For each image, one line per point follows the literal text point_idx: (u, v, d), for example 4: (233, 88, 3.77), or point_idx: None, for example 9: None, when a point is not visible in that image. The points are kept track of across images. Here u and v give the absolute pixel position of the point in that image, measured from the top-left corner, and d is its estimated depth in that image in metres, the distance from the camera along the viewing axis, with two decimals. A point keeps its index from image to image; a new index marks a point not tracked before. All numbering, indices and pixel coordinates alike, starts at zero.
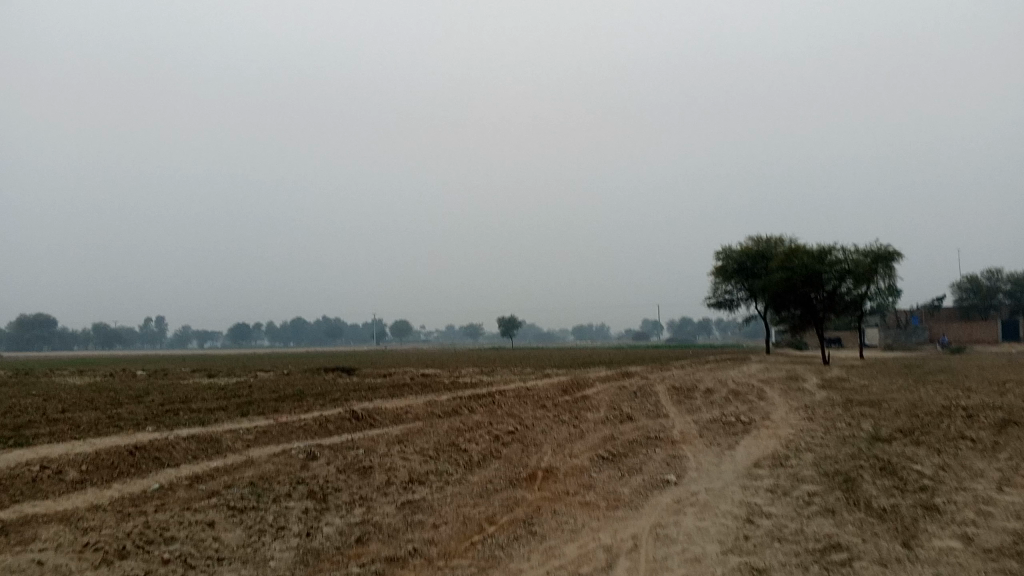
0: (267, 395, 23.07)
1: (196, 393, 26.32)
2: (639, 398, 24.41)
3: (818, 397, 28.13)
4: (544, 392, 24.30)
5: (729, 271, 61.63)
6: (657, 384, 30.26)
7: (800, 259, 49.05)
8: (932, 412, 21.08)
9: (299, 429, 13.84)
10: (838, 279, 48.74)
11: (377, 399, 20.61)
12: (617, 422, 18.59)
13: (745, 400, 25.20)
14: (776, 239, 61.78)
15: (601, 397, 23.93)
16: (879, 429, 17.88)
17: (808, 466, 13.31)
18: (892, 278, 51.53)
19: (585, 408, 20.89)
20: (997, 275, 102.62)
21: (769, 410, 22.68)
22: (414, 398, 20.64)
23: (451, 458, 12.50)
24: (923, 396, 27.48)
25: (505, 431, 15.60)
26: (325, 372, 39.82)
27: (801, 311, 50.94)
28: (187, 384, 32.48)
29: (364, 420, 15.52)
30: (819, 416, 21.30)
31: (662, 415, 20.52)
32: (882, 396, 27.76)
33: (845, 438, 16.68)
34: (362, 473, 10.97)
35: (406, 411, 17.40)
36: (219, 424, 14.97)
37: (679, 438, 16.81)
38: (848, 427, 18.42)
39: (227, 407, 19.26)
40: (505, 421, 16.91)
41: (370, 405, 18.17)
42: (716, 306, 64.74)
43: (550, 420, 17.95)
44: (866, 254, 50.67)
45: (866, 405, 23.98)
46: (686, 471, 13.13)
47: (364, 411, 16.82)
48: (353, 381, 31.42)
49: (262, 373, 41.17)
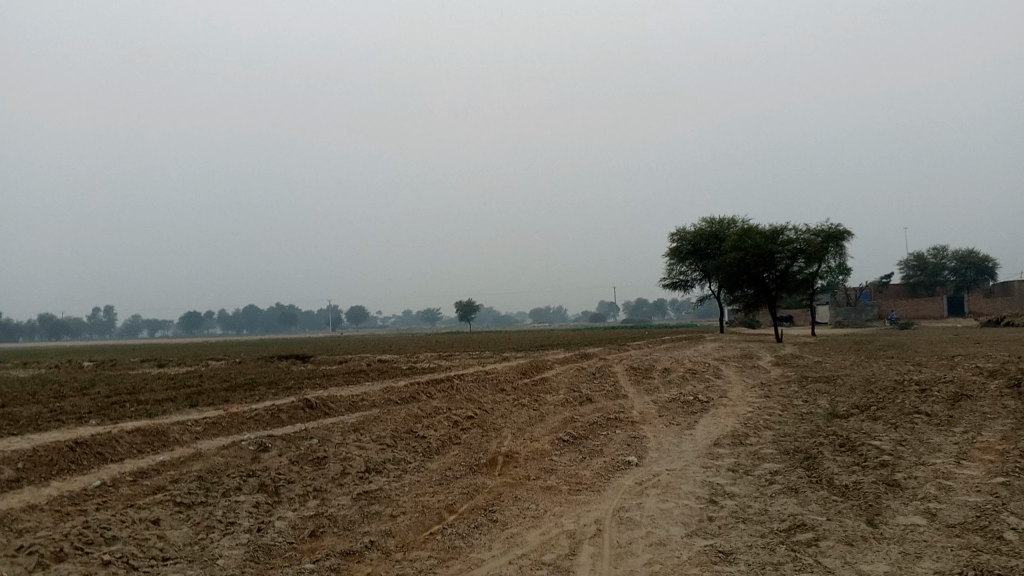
0: (217, 385, 22.49)
1: (144, 384, 25.57)
2: (598, 380, 24.31)
3: (774, 375, 28.35)
4: (502, 375, 24.07)
5: (683, 252, 62.01)
6: (615, 365, 30.23)
7: (753, 238, 49.46)
8: (885, 387, 21.30)
9: (250, 420, 13.40)
10: (790, 258, 49.25)
11: (332, 387, 20.17)
12: (577, 404, 18.44)
13: (702, 379, 25.27)
14: (729, 219, 62.29)
15: (559, 379, 23.80)
16: (835, 406, 18.00)
17: (768, 444, 13.27)
18: (841, 256, 52.32)
19: (544, 391, 20.71)
20: (943, 252, 105.15)
21: (726, 389, 22.75)
22: (369, 384, 20.26)
23: (408, 446, 12.19)
24: (876, 371, 27.85)
25: (464, 416, 15.33)
26: (279, 360, 39.13)
27: (755, 290, 51.42)
28: (136, 375, 31.60)
29: (319, 409, 15.13)
30: (776, 393, 21.40)
31: (621, 396, 20.42)
32: (836, 372, 28.07)
33: (803, 415, 16.75)
34: (315, 463, 10.62)
35: (362, 398, 17.04)
36: (166, 416, 14.43)
37: (639, 419, 16.70)
38: (806, 404, 18.49)
39: (176, 397, 18.69)
40: (464, 406, 16.64)
41: (325, 393, 17.74)
42: (671, 286, 65.16)
43: (508, 404, 17.73)
44: (817, 233, 51.30)
45: (822, 382, 24.19)
46: (647, 453, 13.00)
47: (318, 399, 16.39)
48: (308, 368, 30.89)
49: (214, 363, 40.34)
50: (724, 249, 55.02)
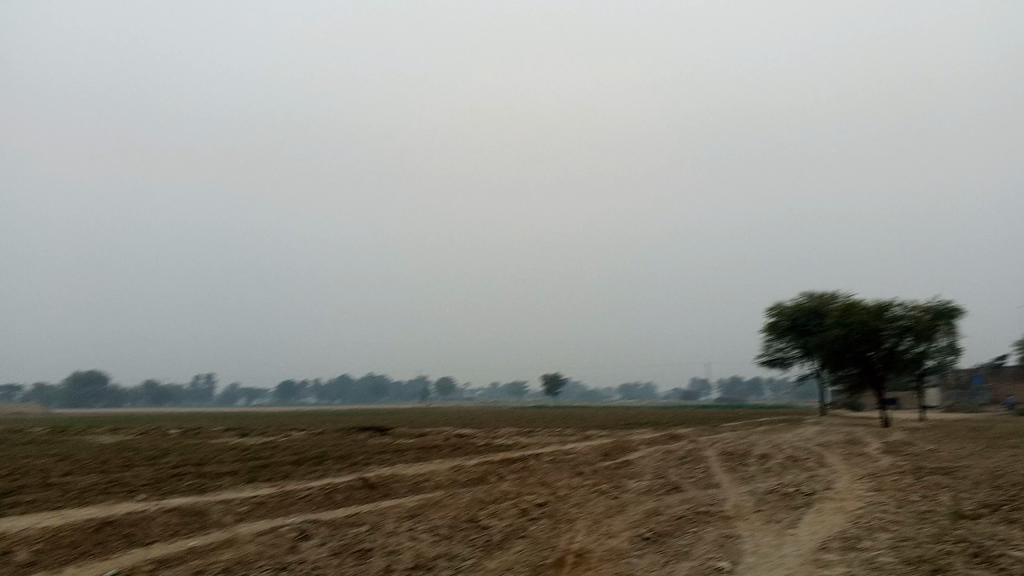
0: (287, 458, 21.63)
1: (216, 455, 25.07)
2: (686, 464, 22.46)
3: (884, 464, 25.77)
4: (583, 456, 22.51)
5: (780, 327, 59.26)
6: (706, 448, 28.16)
7: (856, 314, 46.69)
8: (1017, 483, 18.75)
9: (301, 501, 12.42)
10: (896, 336, 46.16)
11: (399, 464, 19.03)
12: (662, 493, 16.78)
13: (803, 467, 23.07)
14: (830, 294, 59.41)
15: (645, 463, 22.03)
16: (961, 504, 15.73)
17: (885, 551, 11.38)
18: (952, 334, 48.88)
19: (626, 477, 19.07)
20: None
21: (831, 480, 20.56)
22: (440, 463, 19.06)
23: (466, 538, 10.88)
24: (1001, 463, 25.00)
25: (535, 503, 13.97)
26: (357, 433, 38.42)
27: (858, 370, 48.26)
28: (212, 445, 31.22)
29: (378, 489, 14.05)
30: (890, 487, 19.14)
31: (712, 485, 18.63)
32: (955, 463, 25.30)
33: (923, 515, 14.67)
34: (358, 557, 9.45)
35: (428, 478, 15.86)
36: (218, 493, 13.59)
37: (732, 513, 14.93)
38: (924, 501, 16.34)
39: (238, 472, 17.88)
40: (536, 491, 15.25)
41: (390, 471, 16.63)
42: (768, 364, 62.16)
43: (586, 490, 16.22)
44: (925, 309, 48.17)
45: (941, 474, 21.67)
46: (741, 557, 11.29)
47: (380, 478, 15.29)
48: (383, 442, 29.96)
49: (295, 433, 40.04)
50: (825, 326, 52.16)
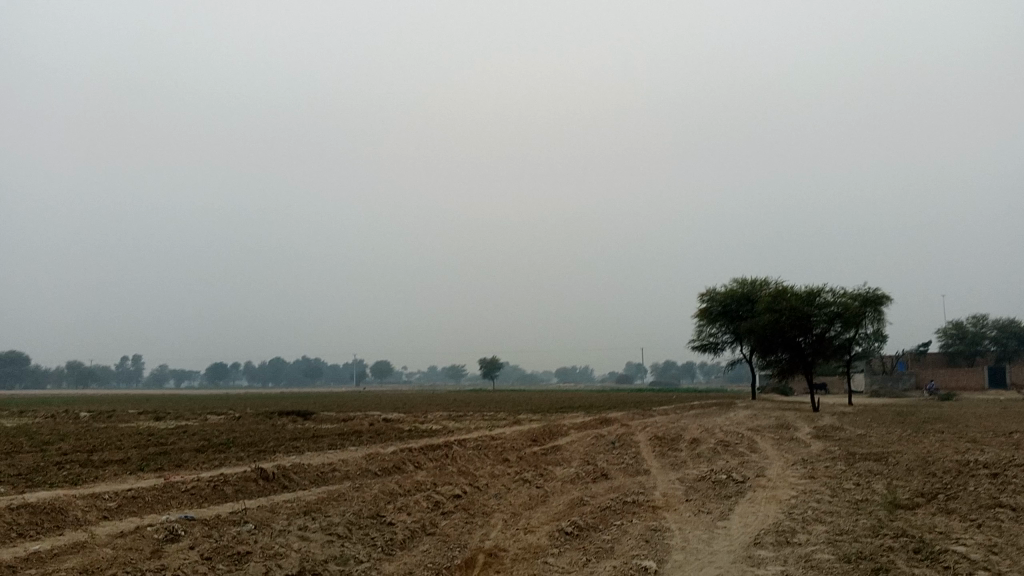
0: (190, 445, 19.97)
1: (116, 440, 23.17)
2: (615, 450, 21.59)
3: (816, 449, 25.39)
4: (509, 442, 21.45)
5: (712, 313, 59.35)
6: (637, 433, 27.36)
7: (787, 300, 46.87)
8: (949, 470, 18.34)
9: (182, 498, 11.06)
10: (826, 322, 46.38)
11: (309, 451, 17.67)
12: (588, 481, 15.83)
13: (735, 453, 22.45)
14: (762, 280, 59.71)
15: (574, 449, 21.10)
16: (896, 493, 15.13)
17: (822, 546, 10.57)
18: (880, 321, 49.43)
19: (552, 463, 18.06)
20: (982, 320, 102.02)
21: (763, 466, 19.91)
22: (354, 450, 17.75)
23: (365, 537, 9.68)
24: (929, 448, 24.83)
25: (451, 494, 12.88)
26: (280, 416, 36.51)
27: (788, 355, 48.39)
28: (117, 429, 29.11)
29: (276, 482, 12.81)
30: (822, 474, 18.60)
31: (642, 472, 17.76)
32: (885, 449, 25.02)
33: (857, 504, 14.03)
34: (232, 563, 8.23)
35: (336, 468, 14.60)
36: (93, 485, 12.15)
37: (661, 503, 14.04)
38: (859, 489, 15.73)
39: (126, 460, 16.20)
40: (453, 481, 14.13)
41: (296, 460, 15.30)
42: (700, 348, 62.22)
43: (508, 479, 15.17)
44: (854, 296, 48.61)
45: (873, 461, 21.31)
46: (669, 554, 10.33)
47: (282, 467, 13.98)
48: (302, 428, 28.34)
49: (211, 417, 38.16)
50: (757, 312, 52.22)
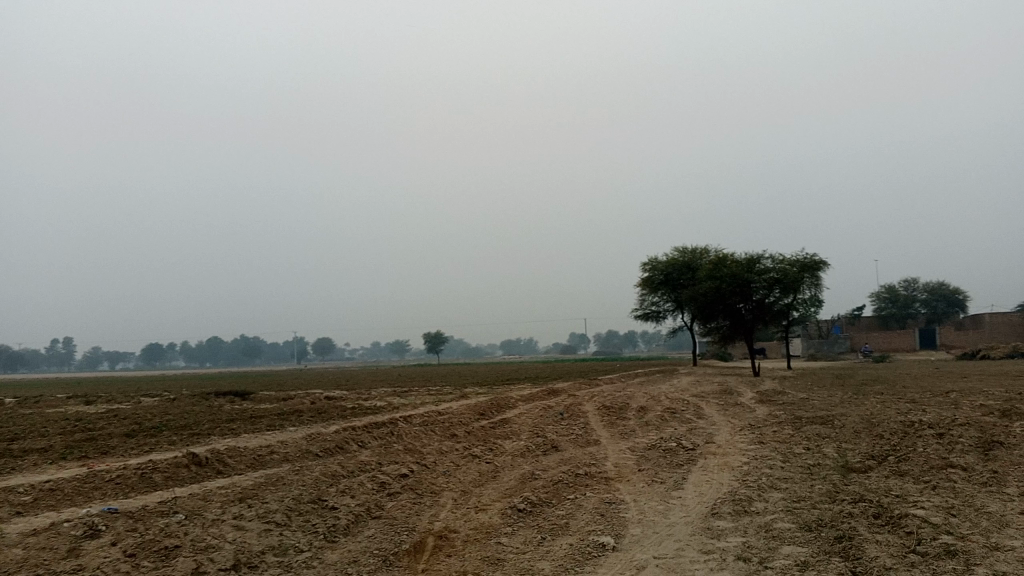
0: (118, 430, 18.94)
1: (40, 427, 21.97)
2: (564, 421, 21.24)
3: (761, 414, 25.45)
4: (456, 416, 20.93)
5: (655, 282, 59.56)
6: (584, 403, 27.13)
7: (728, 267, 47.18)
8: (895, 431, 18.43)
9: (106, 488, 10.27)
10: (765, 288, 46.80)
11: (246, 433, 16.86)
12: (538, 454, 15.43)
13: (683, 420, 22.33)
14: (703, 248, 60.09)
15: (522, 421, 20.70)
16: (847, 456, 15.04)
17: (781, 514, 10.30)
18: (817, 287, 50.12)
19: (501, 437, 17.60)
20: (913, 284, 105.01)
21: (711, 433, 19.79)
22: (294, 430, 17.00)
23: (306, 524, 9.07)
24: (872, 410, 25.10)
25: (396, 473, 12.33)
26: (217, 397, 35.32)
27: (729, 322, 48.78)
28: (43, 415, 27.72)
29: (209, 468, 12.06)
30: (771, 439, 18.55)
31: (592, 442, 17.43)
32: (829, 412, 25.22)
33: (810, 469, 13.89)
34: (160, 560, 7.56)
35: (275, 450, 13.88)
36: (7, 477, 11.25)
37: (614, 475, 13.69)
38: (810, 454, 15.62)
39: (46, 449, 15.18)
40: (398, 459, 13.56)
41: (231, 443, 14.53)
42: (643, 318, 62.50)
43: (456, 455, 14.65)
44: (792, 262, 49.15)
45: (819, 424, 21.39)
46: (626, 529, 9.93)
47: (216, 451, 13.22)
48: (240, 408, 27.39)
49: (145, 399, 36.69)
50: (698, 280, 52.51)
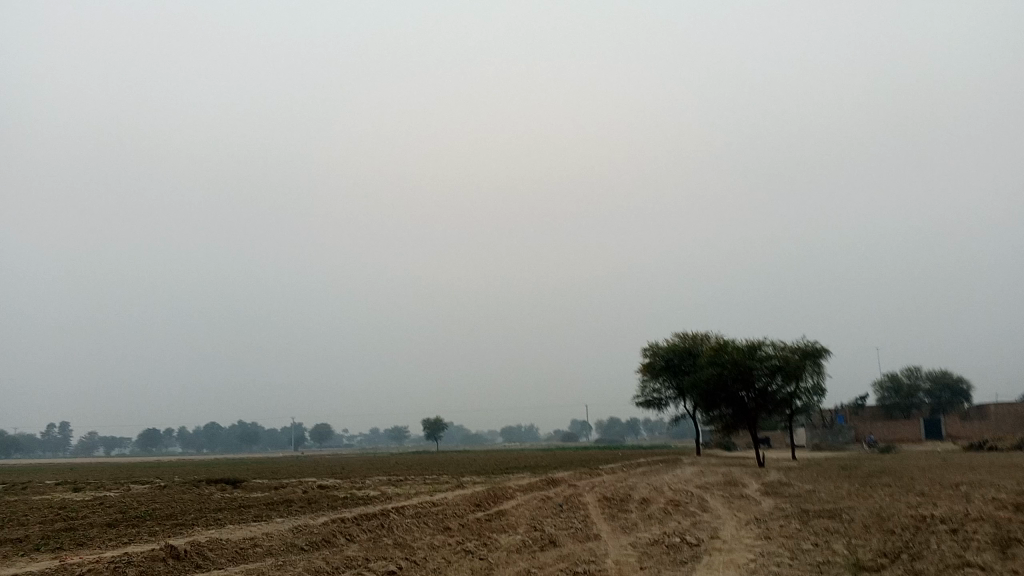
0: (101, 519, 18.29)
1: (23, 515, 21.27)
2: (563, 513, 20.55)
3: (767, 507, 24.69)
4: (451, 508, 20.26)
5: (656, 368, 59.01)
6: (584, 494, 26.36)
7: (729, 354, 46.81)
8: (907, 526, 17.75)
9: None
10: (768, 376, 46.29)
11: (233, 524, 16.24)
12: (535, 549, 14.79)
13: (687, 512, 21.60)
14: (703, 335, 59.79)
15: (520, 513, 20.02)
16: (858, 553, 14.39)
17: None
18: (819, 374, 49.58)
19: (497, 531, 16.94)
20: (916, 373, 104.22)
21: (715, 526, 19.10)
22: (282, 522, 16.37)
23: None
24: (881, 504, 24.32)
25: (384, 570, 11.74)
26: (208, 485, 34.47)
27: (732, 410, 48.06)
28: (28, 503, 26.94)
29: (188, 562, 11.46)
30: (777, 534, 17.86)
31: (591, 537, 16.76)
32: (836, 505, 24.45)
33: (820, 567, 13.25)
34: None
35: (259, 543, 13.27)
36: None
37: (614, 572, 13.06)
38: (818, 551, 14.97)
39: (22, 540, 14.57)
40: (388, 554, 12.96)
41: (215, 535, 13.93)
42: (644, 405, 61.68)
43: (449, 550, 14.02)
44: (794, 349, 48.77)
45: (827, 518, 20.66)
46: None
47: (197, 544, 12.63)
48: (231, 497, 26.62)
49: (134, 487, 35.77)
50: (700, 367, 52.02)
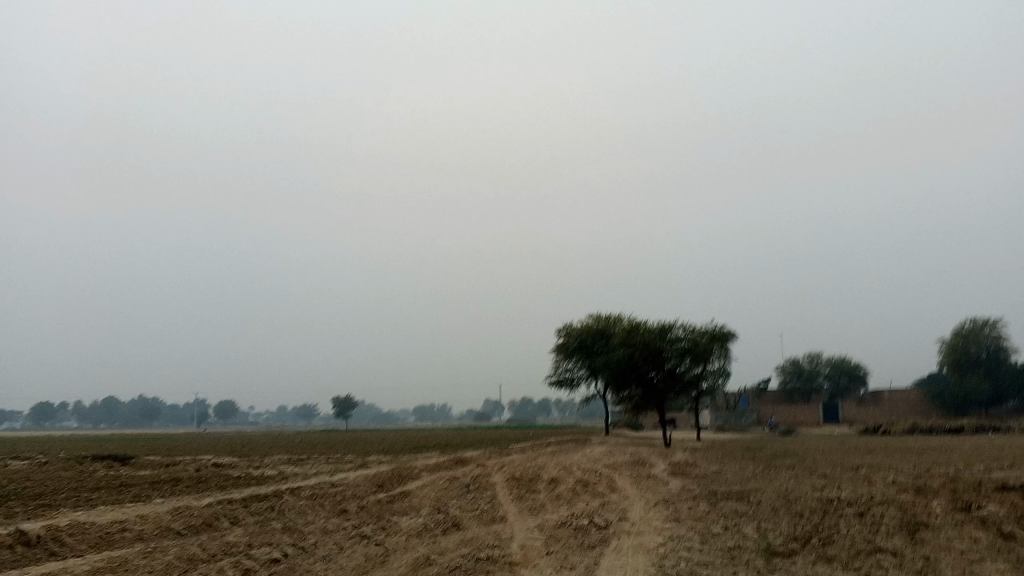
0: None
1: None
2: (470, 494, 19.70)
3: (675, 488, 24.45)
4: (351, 488, 19.17)
5: (569, 348, 58.87)
6: (492, 474, 25.67)
7: (641, 335, 46.88)
8: (814, 509, 17.62)
9: None
10: (677, 358, 46.51)
11: (107, 506, 14.75)
12: (436, 534, 13.90)
13: (596, 494, 21.07)
14: (616, 317, 59.95)
15: (425, 494, 19.08)
16: (768, 538, 14.04)
17: None
18: (726, 358, 50.18)
19: (397, 513, 15.95)
20: (817, 358, 107.68)
21: (624, 508, 18.58)
22: (164, 503, 14.98)
23: None
24: (786, 485, 24.41)
25: (267, 559, 10.62)
26: (94, 462, 32.32)
27: (641, 391, 48.16)
28: None
29: (39, 549, 10.10)
30: (687, 516, 17.45)
31: (496, 520, 15.96)
32: (743, 486, 24.41)
33: (731, 553, 12.77)
34: None
35: (127, 527, 11.93)
36: None
37: (518, 559, 12.25)
38: (728, 535, 14.56)
39: None
40: (273, 540, 11.82)
41: (80, 519, 12.49)
42: (556, 384, 61.48)
43: (342, 535, 12.97)
44: (703, 332, 49.15)
45: (735, 500, 20.43)
46: None
47: (55, 529, 11.19)
48: (116, 474, 24.82)
49: (12, 462, 33.24)
50: (612, 347, 52.01)
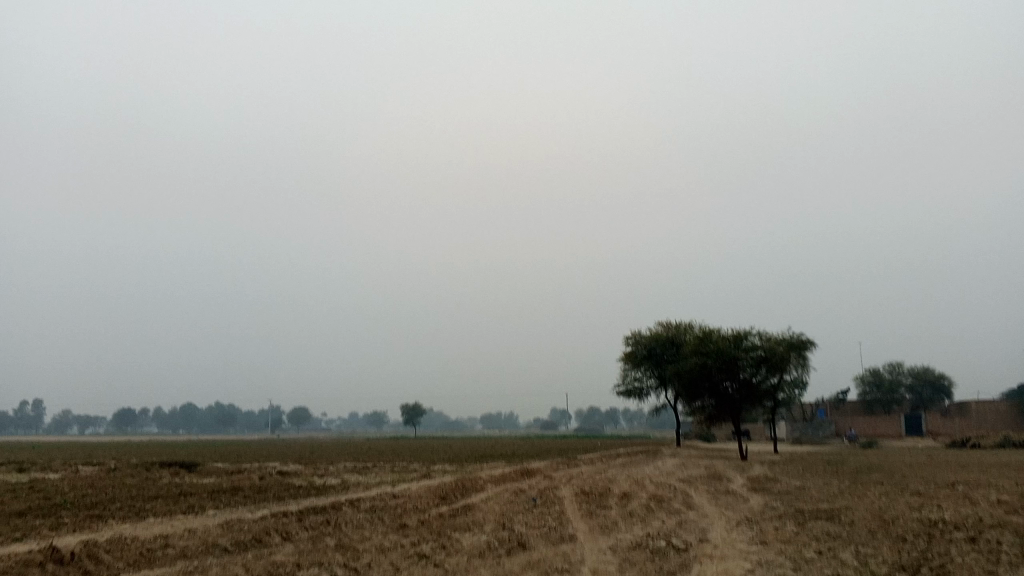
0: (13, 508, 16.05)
1: None
2: (537, 509, 18.58)
3: (757, 505, 22.85)
4: (412, 501, 18.30)
5: (638, 357, 57.33)
6: (561, 487, 24.49)
7: (714, 343, 45.10)
8: (917, 532, 15.99)
9: None
10: (752, 367, 44.55)
11: (157, 517, 14.12)
12: (500, 554, 12.81)
13: (672, 510, 19.68)
14: (687, 324, 58.10)
15: (490, 508, 18.06)
16: (870, 566, 12.57)
17: None
18: (804, 368, 47.94)
19: (459, 530, 14.94)
20: (898, 368, 103.11)
21: (703, 527, 17.22)
22: (213, 516, 14.27)
23: None
24: (879, 504, 22.63)
25: None
26: (163, 469, 32.16)
27: (715, 402, 46.29)
28: None
29: (74, 567, 9.41)
30: (775, 538, 15.99)
31: (565, 539, 14.82)
32: (831, 504, 22.70)
33: None
34: None
35: (171, 542, 11.19)
36: None
37: None
38: (823, 562, 13.07)
39: None
40: (323, 560, 10.90)
41: (126, 533, 11.76)
42: (625, 394, 59.88)
43: (399, 554, 12.04)
44: (780, 340, 47.05)
45: (826, 520, 18.85)
46: None
47: (93, 543, 10.45)
48: (179, 482, 24.47)
49: (83, 469, 33.31)
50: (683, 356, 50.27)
